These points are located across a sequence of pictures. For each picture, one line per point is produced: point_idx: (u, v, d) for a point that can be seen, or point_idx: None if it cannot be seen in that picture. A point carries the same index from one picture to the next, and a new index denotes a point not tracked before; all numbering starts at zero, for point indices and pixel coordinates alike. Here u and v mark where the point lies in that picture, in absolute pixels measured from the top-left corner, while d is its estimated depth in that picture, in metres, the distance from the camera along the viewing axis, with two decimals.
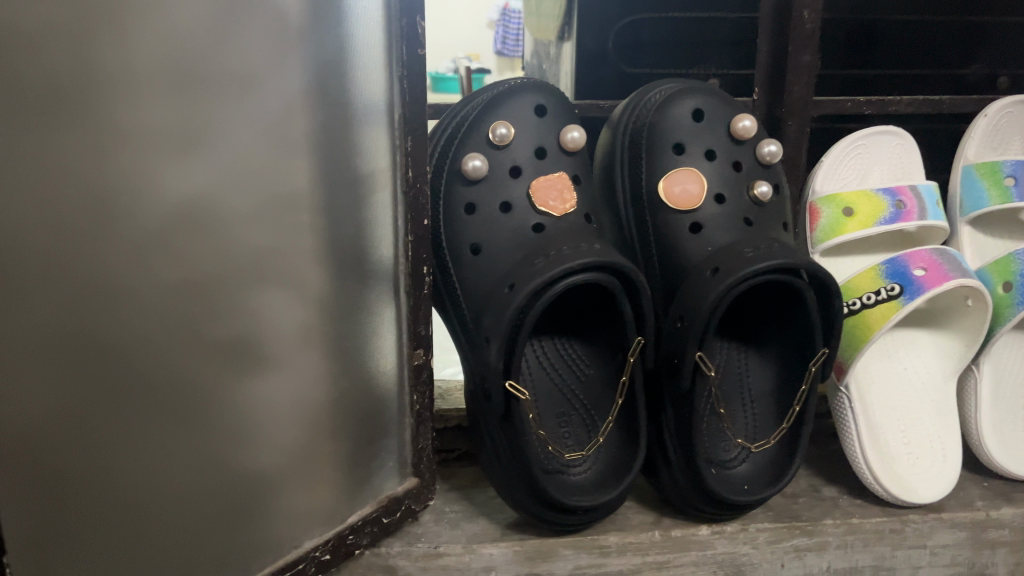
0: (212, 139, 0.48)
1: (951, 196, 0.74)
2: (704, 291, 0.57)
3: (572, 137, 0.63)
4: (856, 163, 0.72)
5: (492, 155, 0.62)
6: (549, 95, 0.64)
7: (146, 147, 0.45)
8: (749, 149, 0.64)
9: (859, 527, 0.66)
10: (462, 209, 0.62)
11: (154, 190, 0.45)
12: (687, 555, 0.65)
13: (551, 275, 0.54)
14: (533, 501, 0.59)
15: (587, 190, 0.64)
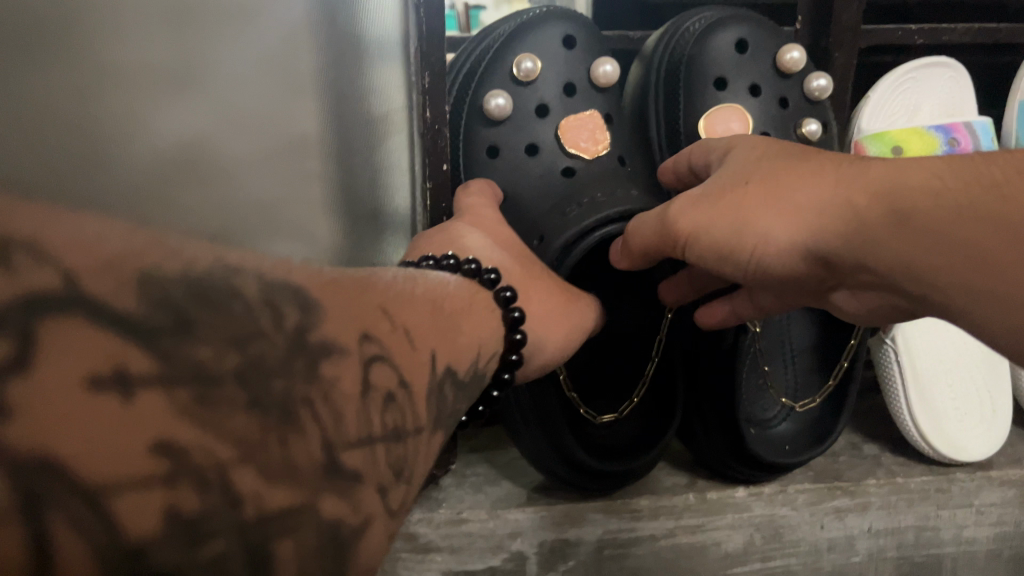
0: (224, 80, 0.50)
1: (1005, 133, 0.69)
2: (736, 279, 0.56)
3: (604, 72, 0.57)
4: (905, 98, 0.67)
5: (517, 92, 0.57)
6: (578, 24, 0.58)
7: (143, 80, 0.47)
8: (797, 84, 0.59)
9: (903, 487, 0.63)
10: (484, 150, 0.56)
11: (146, 123, 0.45)
12: (723, 518, 0.62)
13: (587, 224, 0.51)
14: (563, 468, 0.55)
15: (623, 133, 0.59)
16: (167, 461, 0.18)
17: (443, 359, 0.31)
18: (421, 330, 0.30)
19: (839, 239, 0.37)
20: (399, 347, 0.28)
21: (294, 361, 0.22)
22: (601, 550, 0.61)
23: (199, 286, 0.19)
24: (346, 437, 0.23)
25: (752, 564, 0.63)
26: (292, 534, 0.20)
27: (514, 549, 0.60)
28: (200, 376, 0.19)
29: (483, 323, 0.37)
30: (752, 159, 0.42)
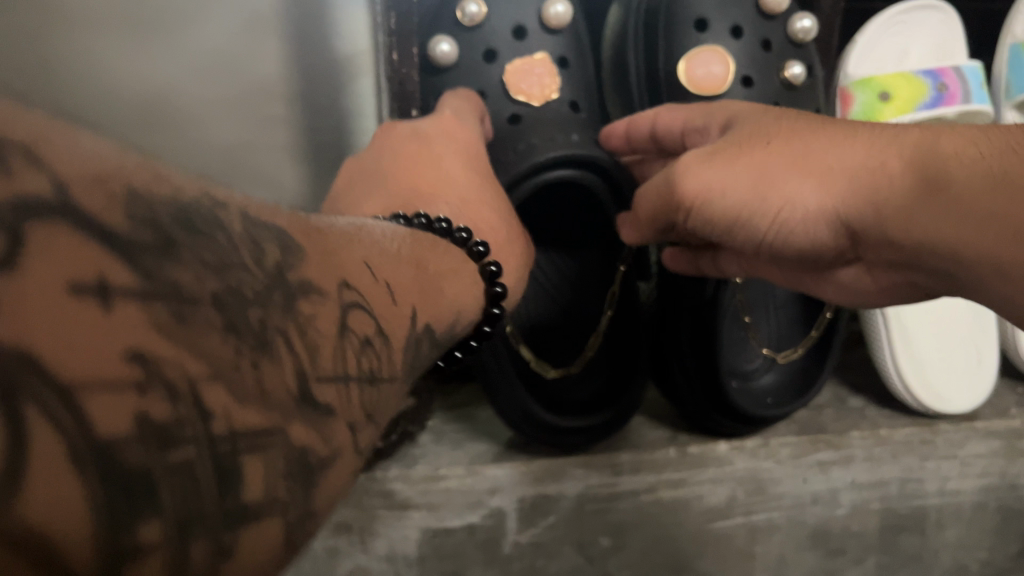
0: (178, 24, 0.53)
1: (995, 79, 0.67)
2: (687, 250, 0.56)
3: (555, 12, 0.55)
4: (893, 41, 0.65)
5: (464, 37, 0.55)
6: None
7: (111, 33, 0.52)
8: (781, 25, 0.57)
9: (887, 438, 0.63)
10: (434, 99, 0.55)
11: (113, 75, 0.53)
12: (705, 472, 0.61)
13: (517, 173, 0.50)
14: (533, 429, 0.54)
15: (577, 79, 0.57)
16: (141, 370, 0.15)
17: (424, 316, 0.28)
18: (402, 285, 0.27)
19: (865, 201, 0.35)
20: (379, 298, 0.25)
21: (273, 291, 0.19)
22: (582, 505, 0.60)
23: (183, 211, 0.17)
24: (318, 369, 0.20)
25: (736, 518, 0.62)
26: (263, 454, 0.17)
27: (493, 505, 0.59)
28: (176, 296, 0.16)
29: (462, 289, 0.35)
30: (771, 120, 0.40)
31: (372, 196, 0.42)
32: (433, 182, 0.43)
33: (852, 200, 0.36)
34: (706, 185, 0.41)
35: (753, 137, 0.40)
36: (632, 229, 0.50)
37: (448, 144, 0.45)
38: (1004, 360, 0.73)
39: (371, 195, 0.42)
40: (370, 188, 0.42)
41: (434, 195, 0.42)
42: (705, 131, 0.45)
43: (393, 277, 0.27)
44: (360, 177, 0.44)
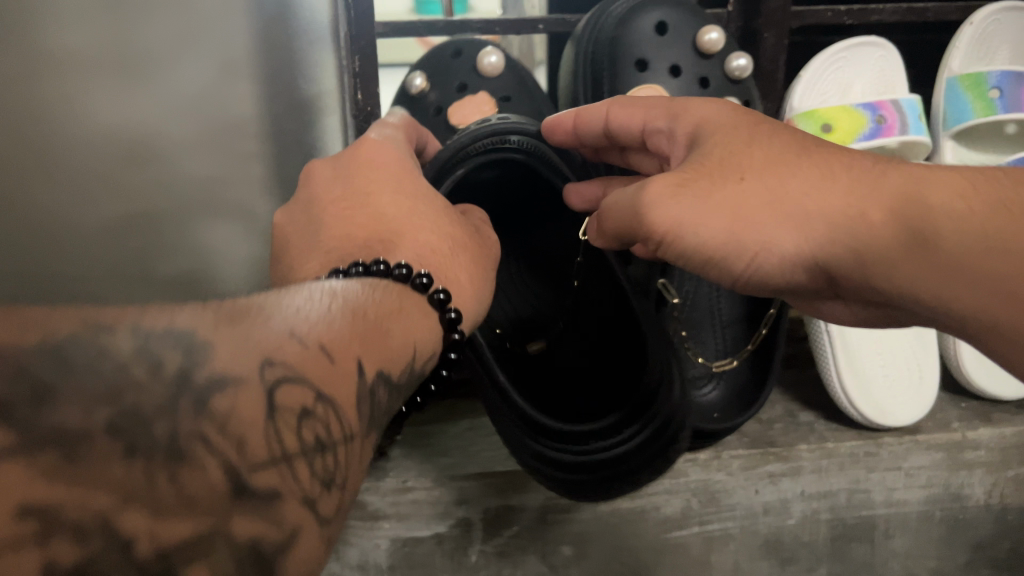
0: (151, 69, 0.61)
1: (935, 110, 0.71)
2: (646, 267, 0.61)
3: (489, 62, 0.68)
4: (836, 75, 0.69)
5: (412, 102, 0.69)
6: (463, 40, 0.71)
7: (78, 74, 0.59)
8: (717, 65, 0.60)
9: (833, 451, 0.66)
10: None
11: (83, 111, 0.60)
12: (662, 483, 0.64)
13: (458, 143, 0.53)
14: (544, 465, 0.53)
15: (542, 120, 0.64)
16: (35, 521, 0.19)
17: (373, 365, 0.31)
18: (339, 343, 0.29)
19: (846, 249, 0.35)
20: (313, 361, 0.27)
21: (177, 401, 0.22)
22: (545, 515, 0.63)
23: (54, 352, 0.20)
24: (251, 459, 0.24)
25: (691, 528, 0.66)
26: (205, 558, 0.22)
27: (461, 516, 0.62)
28: (63, 438, 0.20)
29: (414, 324, 0.36)
30: (741, 144, 0.38)
31: (310, 257, 0.41)
32: (368, 221, 0.42)
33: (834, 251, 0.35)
34: (678, 222, 0.38)
35: (726, 161, 0.38)
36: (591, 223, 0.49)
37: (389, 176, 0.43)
38: (949, 375, 0.77)
39: (312, 255, 0.41)
40: (309, 246, 0.42)
41: (384, 234, 0.41)
42: (671, 133, 0.43)
43: (332, 336, 0.29)
44: (298, 242, 0.42)
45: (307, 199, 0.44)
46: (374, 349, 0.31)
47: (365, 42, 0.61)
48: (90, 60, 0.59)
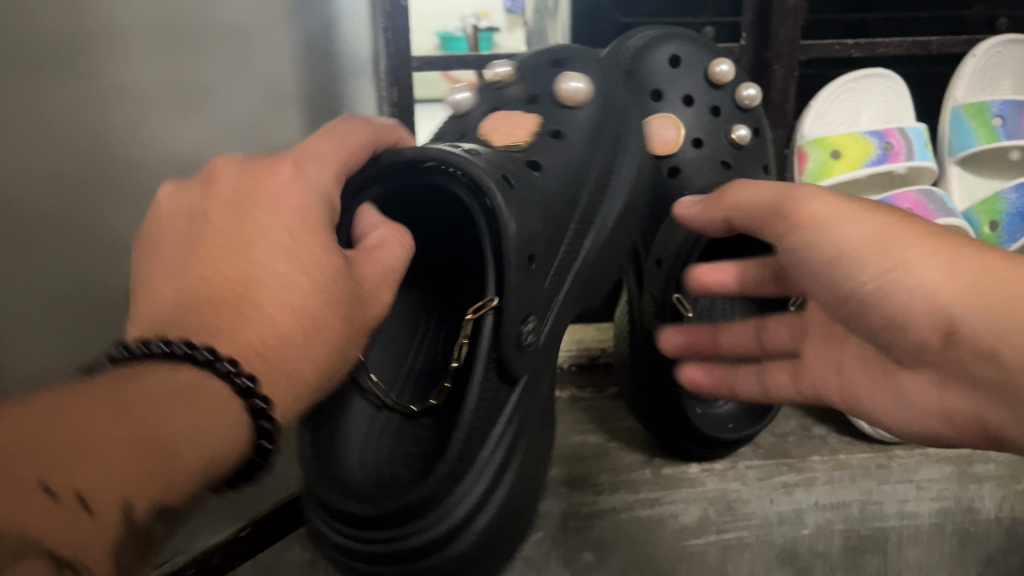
0: (210, 95, 0.62)
1: (939, 138, 0.74)
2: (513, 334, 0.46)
3: (572, 87, 0.56)
4: (844, 105, 0.73)
5: (487, 91, 0.60)
6: (577, 53, 0.60)
7: (140, 101, 0.58)
8: (728, 94, 0.64)
9: (846, 462, 0.72)
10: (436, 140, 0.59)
11: (147, 137, 0.59)
12: (679, 491, 0.69)
13: (406, 154, 0.46)
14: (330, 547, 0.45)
15: (551, 166, 0.53)
16: None
17: (146, 503, 0.30)
18: (107, 482, 0.29)
19: (972, 318, 0.39)
20: (58, 516, 0.28)
21: None
22: (566, 523, 0.66)
23: None
24: None
25: (708, 537, 0.65)
26: None
27: None
28: None
29: (210, 439, 0.33)
30: (900, 209, 0.44)
31: (168, 275, 0.38)
32: (232, 276, 0.38)
33: (967, 313, 0.39)
34: (827, 212, 0.44)
35: (888, 205, 0.44)
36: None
37: (280, 212, 0.39)
38: None
39: (169, 277, 0.38)
40: (173, 273, 0.38)
41: (242, 287, 0.37)
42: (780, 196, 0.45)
43: (100, 477, 0.29)
44: (173, 246, 0.39)
45: (205, 205, 0.40)
46: (159, 476, 0.31)
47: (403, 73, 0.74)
48: (153, 90, 0.58)
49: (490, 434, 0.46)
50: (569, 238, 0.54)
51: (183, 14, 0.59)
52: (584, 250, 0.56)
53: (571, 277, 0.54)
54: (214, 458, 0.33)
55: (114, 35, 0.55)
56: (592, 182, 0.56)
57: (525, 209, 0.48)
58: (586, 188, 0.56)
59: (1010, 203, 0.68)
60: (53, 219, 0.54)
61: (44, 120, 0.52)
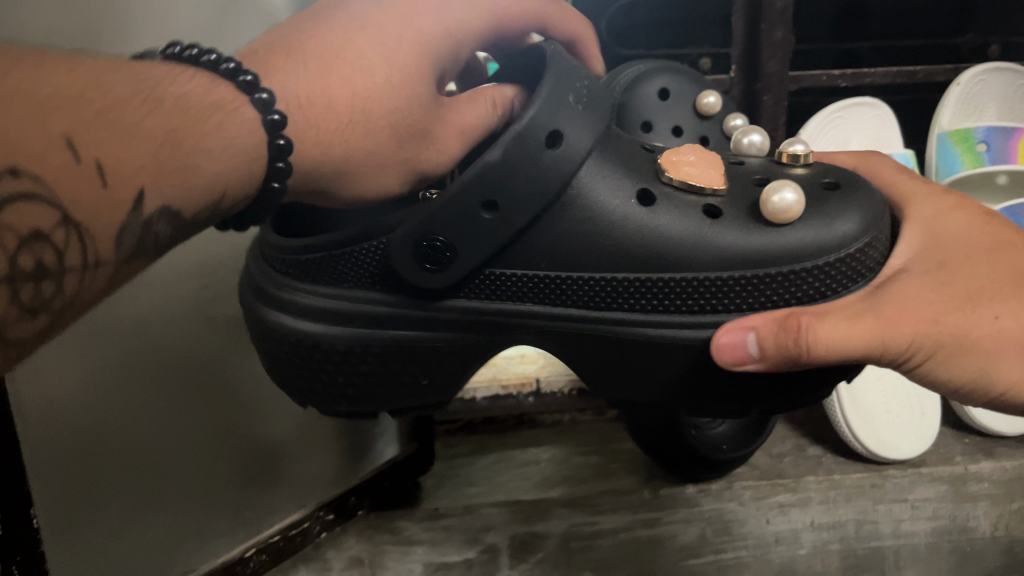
0: None
1: (925, 166, 0.76)
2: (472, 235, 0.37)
3: (779, 195, 0.37)
4: (835, 132, 0.75)
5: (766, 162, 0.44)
6: (863, 188, 0.40)
7: None
8: (717, 125, 0.66)
9: (839, 483, 0.71)
10: None
11: None
12: (677, 512, 0.68)
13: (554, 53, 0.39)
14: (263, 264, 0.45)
15: (672, 225, 0.38)
16: None
17: (158, 197, 0.29)
18: (129, 162, 0.28)
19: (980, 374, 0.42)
20: (77, 180, 0.26)
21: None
22: (566, 543, 0.66)
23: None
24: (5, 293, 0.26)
25: (707, 557, 0.66)
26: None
27: (488, 541, 0.65)
28: None
29: (214, 152, 0.31)
30: (958, 281, 0.41)
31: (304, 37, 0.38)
32: (333, 66, 0.36)
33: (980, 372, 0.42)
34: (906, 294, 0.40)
35: (943, 297, 0.40)
36: (766, 361, 0.37)
37: (404, 18, 0.38)
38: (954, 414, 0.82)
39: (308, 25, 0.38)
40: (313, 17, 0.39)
41: (339, 55, 0.36)
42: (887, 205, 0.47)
43: (122, 153, 0.28)
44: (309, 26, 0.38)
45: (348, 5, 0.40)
46: (169, 177, 0.29)
47: None
48: None
49: (367, 297, 0.40)
50: (579, 288, 0.40)
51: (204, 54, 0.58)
52: (608, 312, 0.40)
53: (551, 323, 0.41)
54: (224, 180, 0.32)
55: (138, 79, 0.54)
56: (694, 274, 0.38)
57: (552, 179, 0.37)
58: (695, 290, 0.38)
59: None
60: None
61: None
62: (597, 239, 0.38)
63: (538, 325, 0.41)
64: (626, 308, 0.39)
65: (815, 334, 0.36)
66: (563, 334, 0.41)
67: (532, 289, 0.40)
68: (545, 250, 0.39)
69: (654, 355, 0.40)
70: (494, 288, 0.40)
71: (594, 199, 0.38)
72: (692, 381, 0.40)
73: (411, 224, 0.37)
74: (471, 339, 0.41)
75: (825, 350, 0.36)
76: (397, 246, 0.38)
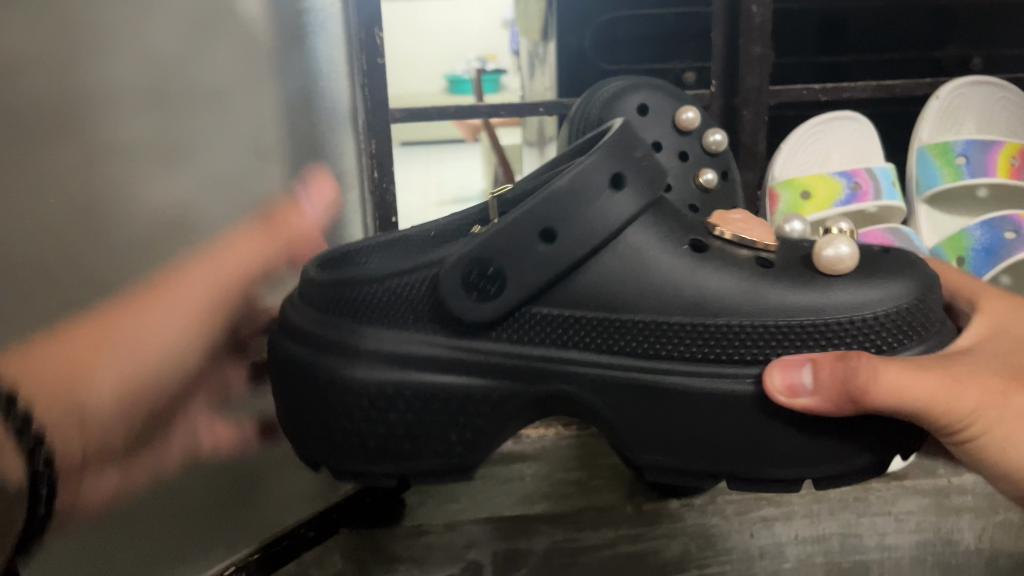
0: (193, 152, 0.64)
1: (907, 178, 0.79)
2: (515, 270, 0.38)
3: (833, 249, 0.38)
4: (815, 146, 0.76)
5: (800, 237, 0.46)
6: (911, 260, 0.41)
7: (127, 155, 0.59)
8: (695, 140, 0.66)
9: (824, 496, 0.70)
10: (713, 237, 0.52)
11: (138, 191, 0.59)
12: (660, 527, 0.68)
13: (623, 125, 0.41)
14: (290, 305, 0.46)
15: (727, 279, 0.38)
16: None
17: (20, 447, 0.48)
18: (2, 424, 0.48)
19: None
20: None
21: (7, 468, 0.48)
22: (550, 559, 0.67)
23: None
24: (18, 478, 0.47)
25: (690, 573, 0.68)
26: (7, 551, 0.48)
27: (470, 558, 0.66)
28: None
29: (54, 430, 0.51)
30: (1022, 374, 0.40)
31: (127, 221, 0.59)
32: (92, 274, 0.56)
33: None
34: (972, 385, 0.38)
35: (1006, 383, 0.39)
36: (818, 395, 0.35)
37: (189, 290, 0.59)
38: None
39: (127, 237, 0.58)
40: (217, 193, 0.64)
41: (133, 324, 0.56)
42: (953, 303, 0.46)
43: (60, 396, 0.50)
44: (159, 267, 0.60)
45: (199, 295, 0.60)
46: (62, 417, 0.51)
47: (380, 126, 0.74)
48: (146, 148, 0.60)
49: (413, 337, 0.41)
50: (622, 333, 0.39)
51: (173, 73, 0.62)
52: (649, 360, 0.39)
53: (588, 373, 0.39)
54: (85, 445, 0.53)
55: (109, 100, 0.58)
56: (746, 324, 0.38)
57: (605, 223, 0.38)
58: (744, 333, 0.38)
59: (975, 239, 0.73)
60: (44, 264, 0.53)
61: (59, 173, 0.55)
62: (646, 284, 0.39)
63: (578, 375, 0.40)
64: (671, 355, 0.38)
65: (875, 386, 0.34)
66: (601, 386, 0.39)
67: (574, 332, 0.40)
68: (584, 299, 0.39)
69: (695, 406, 0.38)
70: (533, 332, 0.40)
71: (646, 249, 0.39)
72: (736, 440, 0.38)
73: (468, 253, 0.38)
74: (505, 388, 0.40)
75: (882, 398, 0.35)
76: (448, 275, 0.39)
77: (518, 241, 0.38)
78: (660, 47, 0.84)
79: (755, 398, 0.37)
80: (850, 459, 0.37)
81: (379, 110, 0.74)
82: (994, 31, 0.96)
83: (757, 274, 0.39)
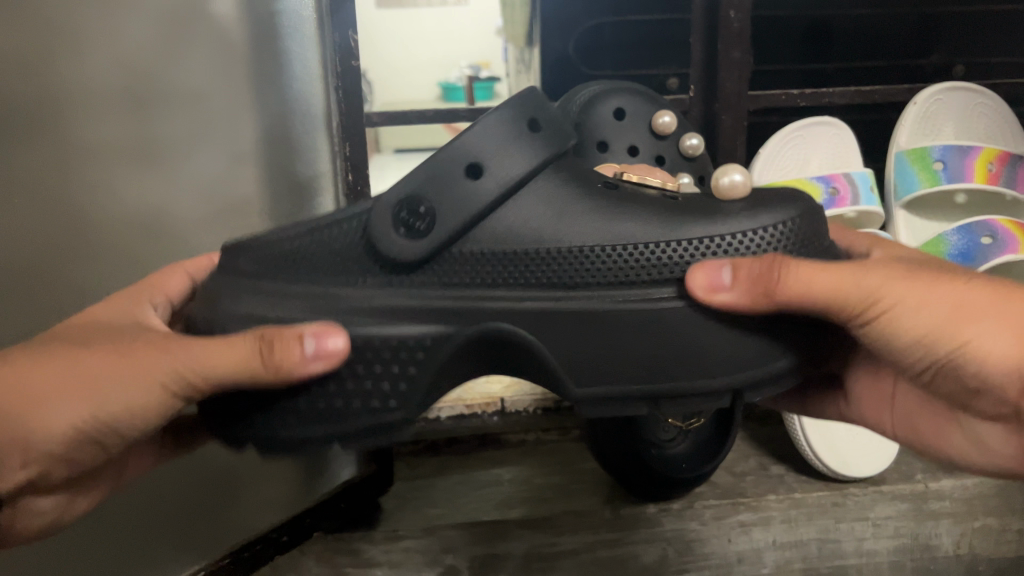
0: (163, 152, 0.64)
1: (885, 184, 0.80)
2: (436, 196, 0.35)
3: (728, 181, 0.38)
4: (794, 151, 0.76)
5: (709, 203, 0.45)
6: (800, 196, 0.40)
7: (102, 159, 0.59)
8: (672, 144, 0.66)
9: (802, 501, 0.70)
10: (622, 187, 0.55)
11: (109, 192, 0.60)
12: (639, 532, 0.68)
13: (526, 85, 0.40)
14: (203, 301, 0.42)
15: (642, 211, 0.37)
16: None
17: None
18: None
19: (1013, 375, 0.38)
20: None
21: None
22: (529, 563, 0.65)
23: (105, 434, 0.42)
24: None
25: None
26: None
27: (448, 563, 0.65)
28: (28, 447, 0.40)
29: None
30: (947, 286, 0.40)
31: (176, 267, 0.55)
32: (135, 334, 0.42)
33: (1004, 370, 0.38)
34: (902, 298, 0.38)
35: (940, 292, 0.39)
36: (737, 290, 0.34)
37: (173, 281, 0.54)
38: None
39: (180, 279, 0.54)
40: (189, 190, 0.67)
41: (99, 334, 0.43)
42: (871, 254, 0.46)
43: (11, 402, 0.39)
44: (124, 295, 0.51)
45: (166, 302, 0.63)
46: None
47: (355, 131, 0.73)
48: (116, 148, 0.61)
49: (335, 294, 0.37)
50: (552, 265, 0.36)
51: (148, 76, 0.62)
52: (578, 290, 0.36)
53: (522, 307, 0.35)
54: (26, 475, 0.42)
55: (84, 101, 0.58)
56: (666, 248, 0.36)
57: (518, 154, 0.36)
58: (666, 252, 0.36)
59: (953, 244, 0.75)
60: (26, 270, 0.55)
61: (34, 175, 0.55)
62: (564, 212, 0.36)
63: (513, 311, 0.35)
64: (602, 283, 0.35)
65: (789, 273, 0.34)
66: (537, 321, 0.35)
67: (501, 268, 0.36)
68: (507, 229, 0.36)
69: (631, 328, 0.35)
70: (463, 272, 0.36)
71: (560, 187, 0.37)
72: (672, 355, 0.35)
73: (397, 190, 0.35)
74: (442, 332, 0.35)
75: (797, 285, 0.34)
76: (379, 210, 0.35)
77: (438, 168, 0.35)
78: (643, 53, 0.84)
79: (684, 312, 0.35)
80: (770, 363, 0.36)
81: (353, 112, 0.72)
82: (976, 39, 0.96)
83: (665, 205, 0.37)
